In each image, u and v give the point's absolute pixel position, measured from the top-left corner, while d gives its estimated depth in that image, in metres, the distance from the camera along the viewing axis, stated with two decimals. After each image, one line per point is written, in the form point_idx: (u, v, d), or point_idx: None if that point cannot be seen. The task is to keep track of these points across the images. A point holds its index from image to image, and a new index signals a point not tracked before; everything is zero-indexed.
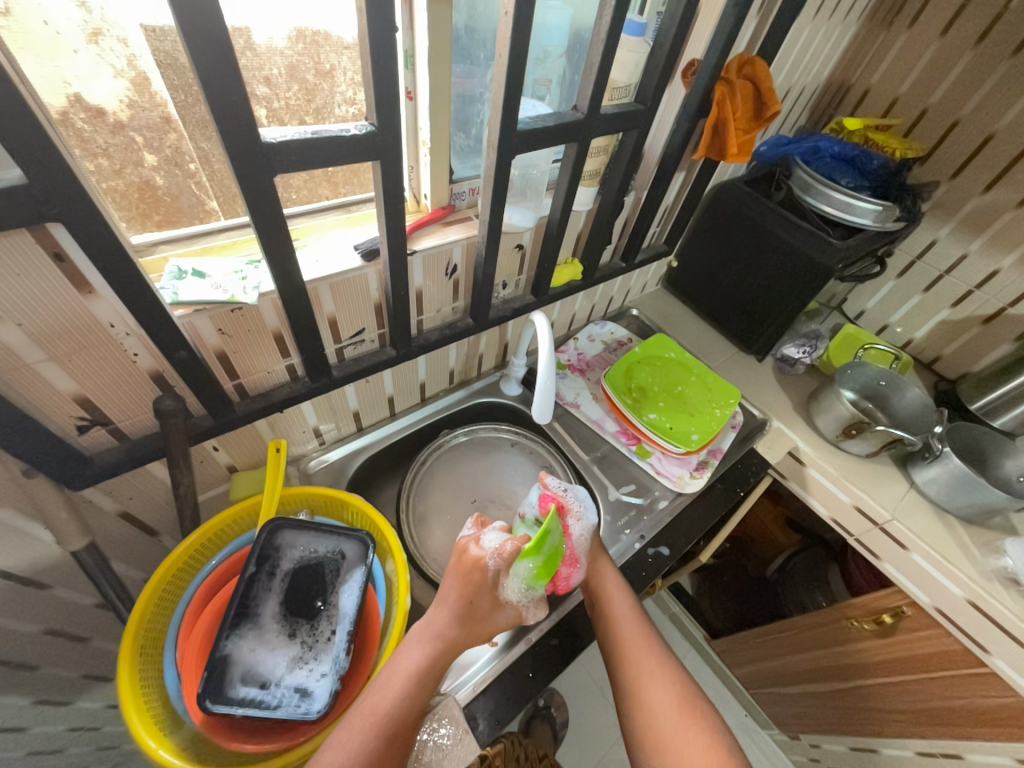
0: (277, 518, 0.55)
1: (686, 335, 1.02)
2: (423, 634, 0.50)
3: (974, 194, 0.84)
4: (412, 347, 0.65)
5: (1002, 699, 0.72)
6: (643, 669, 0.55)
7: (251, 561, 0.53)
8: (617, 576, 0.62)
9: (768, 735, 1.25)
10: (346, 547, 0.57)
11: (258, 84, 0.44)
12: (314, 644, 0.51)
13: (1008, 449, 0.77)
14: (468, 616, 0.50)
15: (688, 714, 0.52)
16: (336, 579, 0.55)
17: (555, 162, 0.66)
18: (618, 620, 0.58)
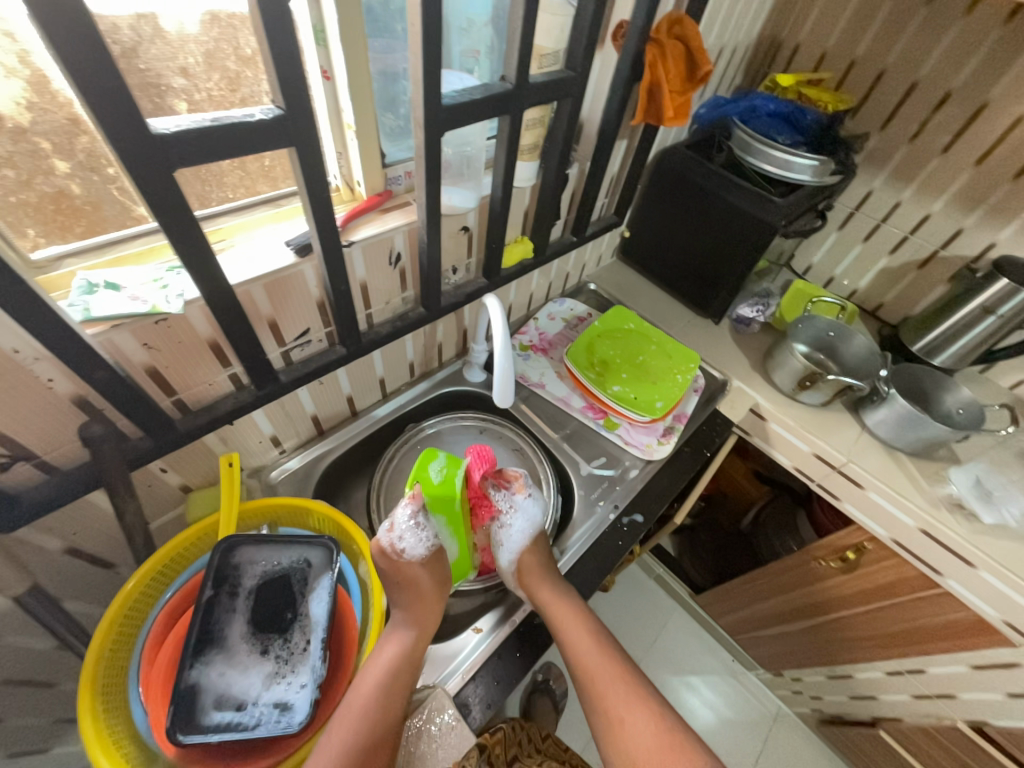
0: (231, 536, 0.52)
1: (644, 305, 1.03)
2: (396, 632, 0.51)
3: (903, 142, 0.87)
4: (363, 343, 0.62)
5: (958, 615, 0.78)
6: (621, 708, 0.54)
7: (208, 585, 0.50)
8: (574, 609, 0.57)
9: (755, 676, 1.33)
10: (312, 555, 0.55)
11: (173, 76, 0.40)
12: (289, 657, 0.50)
13: (948, 385, 0.82)
14: (411, 597, 0.54)
15: (668, 750, 0.51)
16: (304, 589, 0.53)
17: (491, 139, 0.63)
18: (581, 654, 0.57)
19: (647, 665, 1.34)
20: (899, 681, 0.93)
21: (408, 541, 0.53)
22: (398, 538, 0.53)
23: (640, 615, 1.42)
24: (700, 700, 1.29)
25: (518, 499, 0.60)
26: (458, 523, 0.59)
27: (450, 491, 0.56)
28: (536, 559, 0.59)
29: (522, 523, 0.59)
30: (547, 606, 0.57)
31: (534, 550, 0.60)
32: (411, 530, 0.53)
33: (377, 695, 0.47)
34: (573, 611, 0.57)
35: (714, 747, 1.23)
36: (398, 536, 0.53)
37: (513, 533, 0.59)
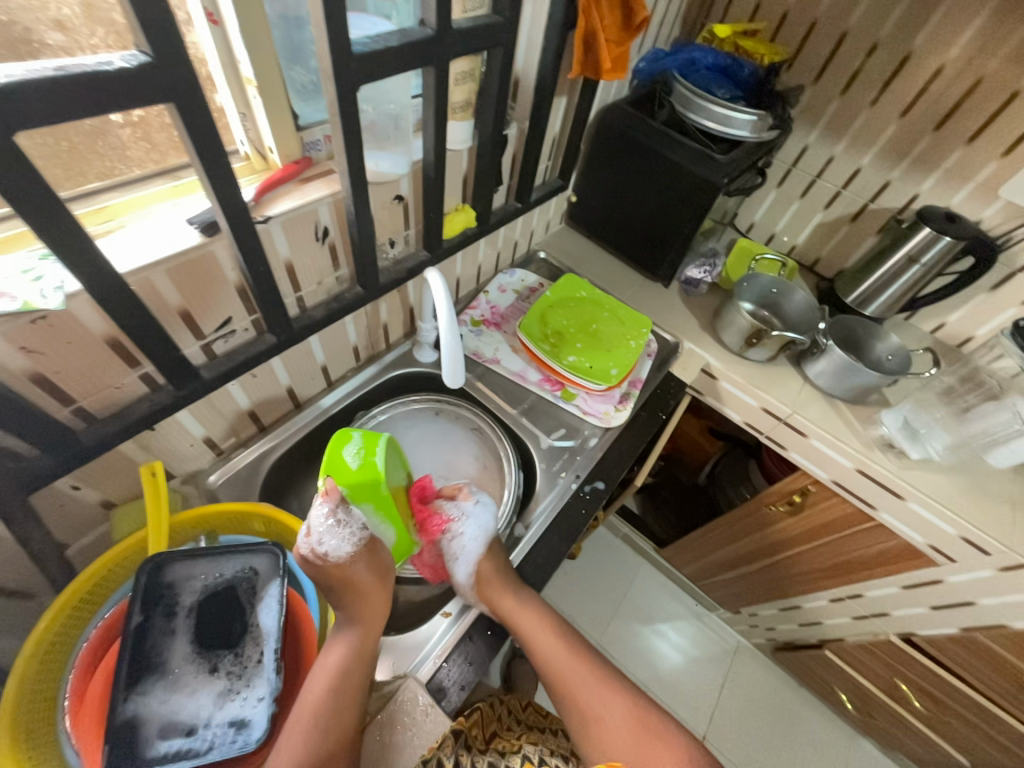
0: (156, 554, 0.47)
1: (595, 271, 1.01)
2: (342, 632, 0.50)
3: (836, 95, 0.88)
4: (295, 329, 0.57)
5: (890, 543, 0.86)
6: (593, 701, 0.56)
7: (139, 610, 0.46)
8: (541, 615, 0.58)
9: (717, 616, 1.42)
10: (257, 562, 0.51)
11: (47, 29, 0.33)
12: (242, 672, 0.46)
13: (878, 333, 0.87)
14: (351, 596, 0.52)
15: (644, 729, 0.54)
16: (253, 598, 0.49)
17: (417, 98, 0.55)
18: (551, 656, 0.58)
19: (618, 619, 1.40)
20: (841, 606, 1.02)
21: (325, 542, 0.50)
22: (317, 540, 0.50)
23: (610, 574, 1.48)
24: (669, 645, 1.38)
25: (466, 508, 0.59)
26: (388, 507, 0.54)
27: (372, 475, 0.51)
28: (495, 567, 0.58)
29: (472, 532, 0.58)
30: (512, 615, 0.56)
31: (490, 557, 0.58)
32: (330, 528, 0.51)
33: (327, 698, 0.45)
34: (541, 618, 0.58)
35: (684, 684, 1.32)
36: (316, 537, 0.50)
37: (466, 542, 0.58)
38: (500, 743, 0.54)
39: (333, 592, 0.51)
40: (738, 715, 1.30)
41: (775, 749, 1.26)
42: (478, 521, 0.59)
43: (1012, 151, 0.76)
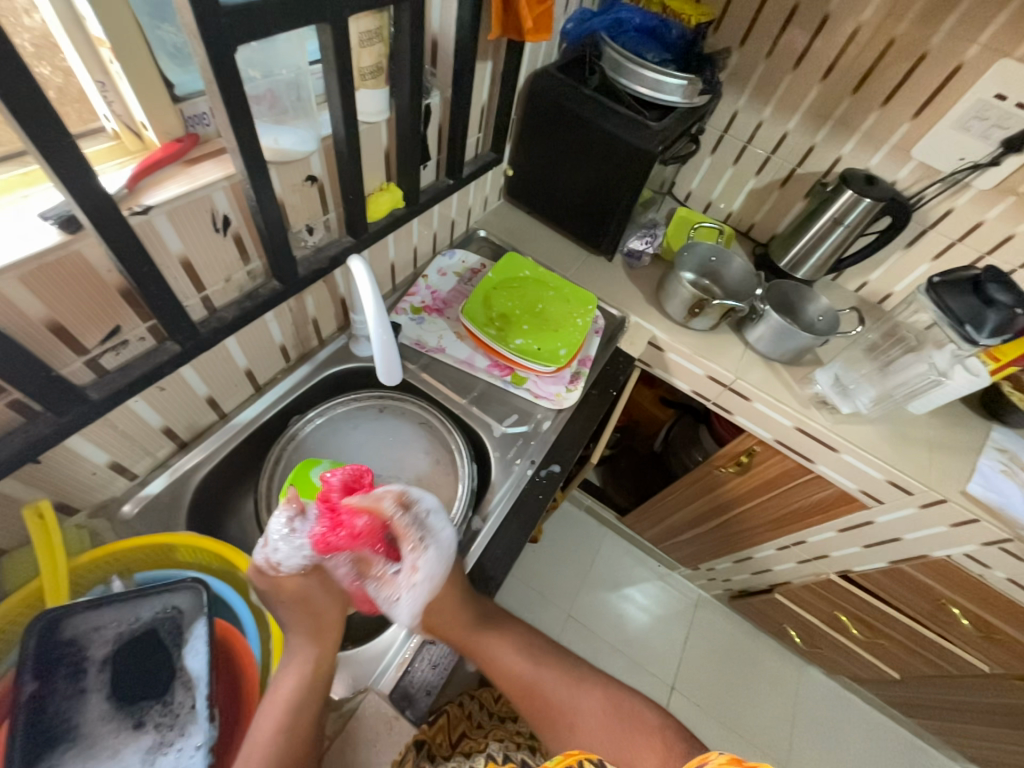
0: (47, 609, 0.42)
1: (538, 248, 0.98)
2: (293, 660, 0.46)
3: (761, 59, 0.88)
4: (203, 334, 0.50)
5: (828, 492, 0.92)
6: (564, 702, 0.53)
7: (36, 675, 0.40)
8: (494, 626, 0.56)
9: (678, 574, 1.50)
10: (178, 600, 0.46)
11: None
12: (173, 722, 0.41)
13: (810, 296, 0.90)
14: (305, 617, 0.48)
15: (619, 717, 0.52)
16: (177, 639, 0.44)
17: (314, 66, 0.50)
18: (514, 669, 0.54)
19: (586, 588, 1.45)
20: (787, 553, 1.09)
21: (279, 550, 0.47)
22: (273, 547, 0.47)
23: (576, 545, 1.51)
24: (635, 606, 1.44)
25: (420, 530, 0.50)
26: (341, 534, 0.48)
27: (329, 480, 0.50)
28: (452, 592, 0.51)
29: (431, 560, 0.50)
30: (467, 635, 0.53)
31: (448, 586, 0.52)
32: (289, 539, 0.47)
33: (277, 736, 0.41)
34: (493, 629, 0.55)
35: (651, 640, 1.39)
36: (273, 543, 0.47)
37: (419, 581, 0.49)
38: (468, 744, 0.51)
39: (285, 614, 0.48)
40: (701, 662, 1.38)
41: (735, 687, 1.36)
42: (434, 539, 0.51)
43: (922, 112, 0.79)
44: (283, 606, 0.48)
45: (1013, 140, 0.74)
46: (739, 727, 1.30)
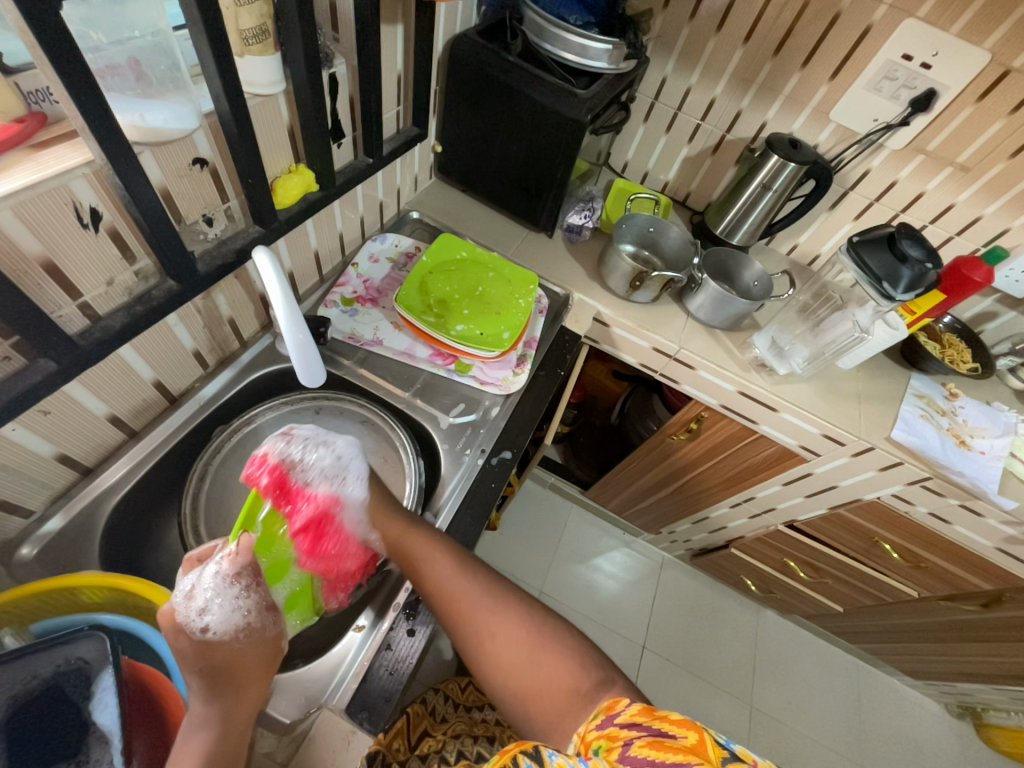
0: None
1: (476, 228, 0.94)
2: (189, 737, 0.37)
3: (685, 21, 0.86)
4: (87, 348, 0.44)
5: (771, 449, 0.96)
6: (485, 620, 0.51)
7: None
8: (429, 533, 0.55)
9: (642, 539, 1.55)
10: (84, 649, 0.40)
11: None
12: None
13: (745, 262, 0.92)
14: (228, 686, 0.40)
15: (539, 646, 0.49)
16: (84, 693, 0.39)
17: (179, 30, 0.44)
18: (440, 581, 0.52)
19: (556, 563, 1.47)
20: (739, 510, 1.14)
21: (212, 609, 0.40)
22: (198, 610, 0.40)
23: (544, 524, 1.53)
24: (604, 575, 1.48)
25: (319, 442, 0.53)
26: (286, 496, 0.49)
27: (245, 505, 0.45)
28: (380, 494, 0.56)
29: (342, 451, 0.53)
30: (399, 541, 0.54)
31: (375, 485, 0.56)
32: (220, 586, 0.41)
33: None
34: (429, 539, 0.54)
35: (621, 605, 1.44)
36: (195, 601, 0.40)
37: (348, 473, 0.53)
38: (427, 744, 0.53)
39: (203, 686, 0.39)
40: (669, 618, 1.45)
41: (701, 638, 1.44)
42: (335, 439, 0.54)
43: (838, 73, 0.81)
44: (200, 677, 0.39)
45: (919, 100, 0.77)
46: (707, 674, 1.39)
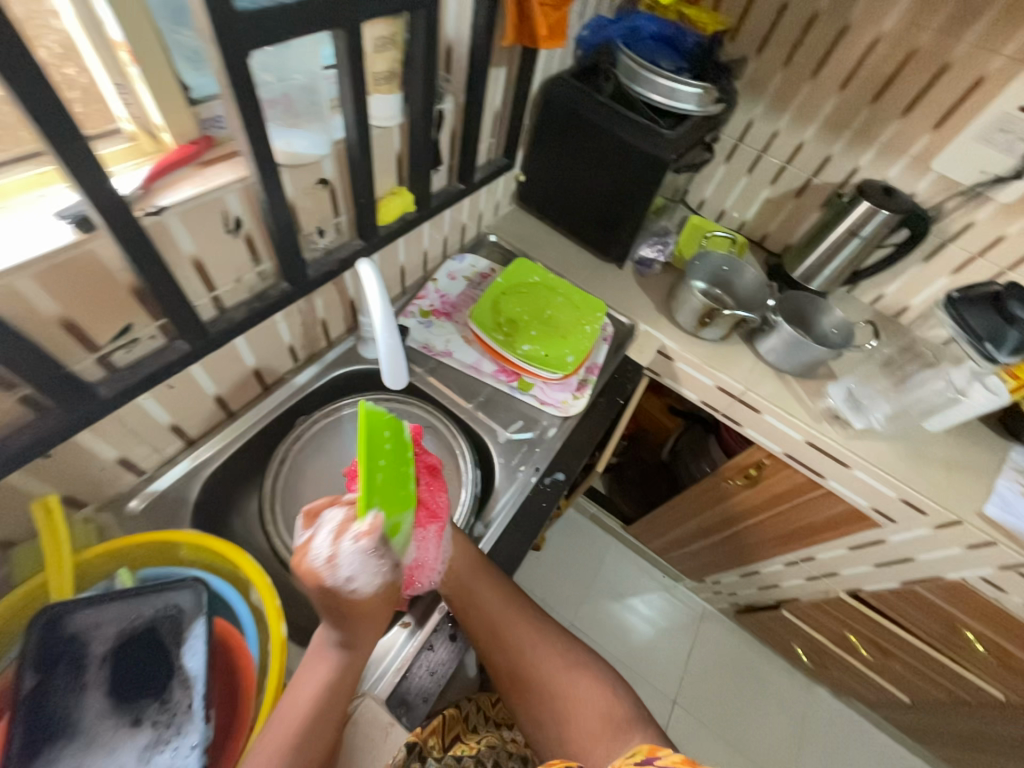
0: (51, 604, 0.42)
1: (548, 255, 0.98)
2: (316, 656, 0.45)
3: (778, 68, 0.87)
4: (213, 335, 0.51)
5: (838, 508, 0.90)
6: (525, 646, 0.55)
7: (28, 673, 0.40)
8: (479, 565, 0.57)
9: (683, 585, 1.47)
10: (181, 599, 0.46)
11: None
12: (170, 721, 0.41)
13: (824, 308, 0.88)
14: (352, 622, 0.44)
15: (575, 671, 0.55)
16: (177, 639, 0.45)
17: (331, 71, 0.49)
18: (490, 610, 0.55)
19: (590, 597, 1.43)
20: (795, 569, 1.07)
21: (359, 578, 0.42)
22: (342, 573, 0.42)
23: (581, 554, 1.50)
24: (639, 617, 1.42)
25: None
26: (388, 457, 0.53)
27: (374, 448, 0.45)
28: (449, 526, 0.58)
29: None
30: (458, 575, 0.56)
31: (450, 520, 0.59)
32: (360, 558, 0.42)
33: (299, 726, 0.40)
34: (480, 570, 0.57)
35: (654, 652, 1.37)
36: (339, 568, 0.42)
37: None
38: (460, 748, 0.52)
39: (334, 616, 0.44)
40: (705, 676, 1.36)
41: (738, 703, 1.33)
42: None
43: (943, 124, 0.78)
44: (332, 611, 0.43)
45: None
46: (743, 745, 1.28)
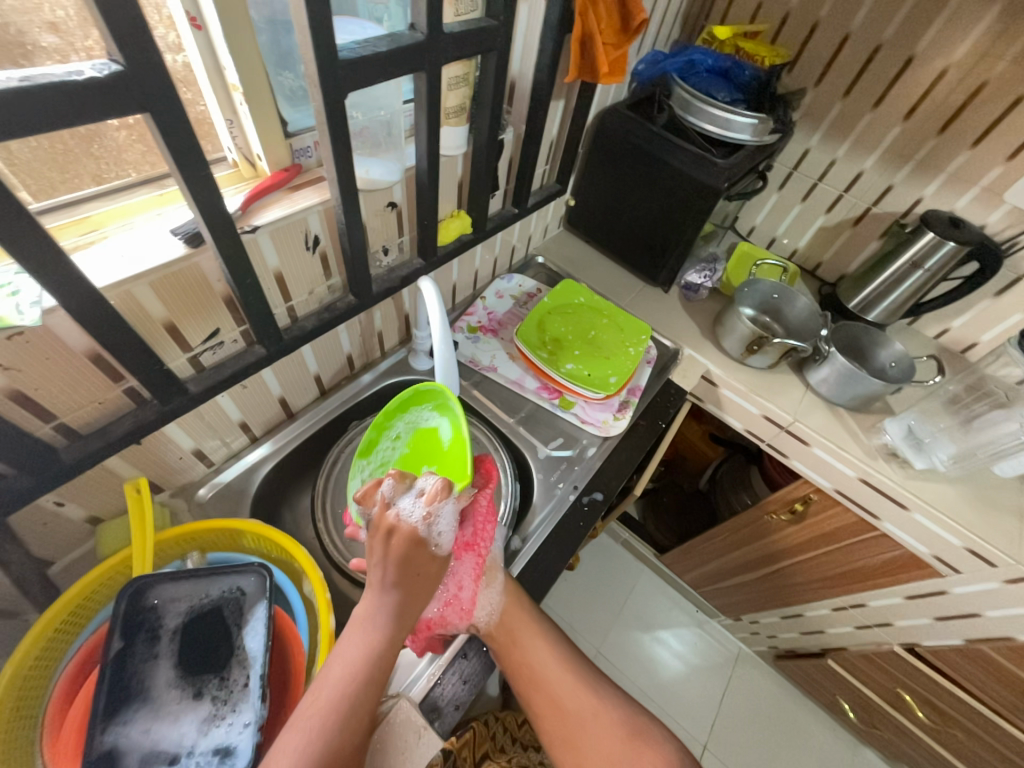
0: (137, 578, 0.47)
1: (594, 277, 1.00)
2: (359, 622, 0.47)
3: (837, 99, 0.87)
4: (286, 341, 0.55)
5: (894, 553, 0.84)
6: (581, 716, 0.55)
7: (116, 636, 0.46)
8: (533, 629, 0.58)
9: (717, 622, 1.41)
10: (244, 582, 0.50)
11: (41, 33, 0.34)
12: (228, 697, 0.45)
13: (882, 340, 0.85)
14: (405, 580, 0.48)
15: (635, 746, 0.53)
16: (239, 620, 0.49)
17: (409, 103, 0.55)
18: (542, 674, 0.57)
19: (618, 625, 1.39)
20: (843, 616, 1.00)
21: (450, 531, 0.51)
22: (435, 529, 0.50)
23: (610, 580, 1.46)
24: (669, 652, 1.36)
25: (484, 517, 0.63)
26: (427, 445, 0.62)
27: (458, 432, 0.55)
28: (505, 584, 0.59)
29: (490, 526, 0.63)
30: (511, 637, 0.57)
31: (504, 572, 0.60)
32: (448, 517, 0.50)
33: (343, 689, 0.43)
34: (533, 635, 0.58)
35: (684, 691, 1.31)
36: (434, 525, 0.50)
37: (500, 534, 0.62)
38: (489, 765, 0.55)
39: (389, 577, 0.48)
40: (739, 723, 1.28)
41: (775, 758, 1.24)
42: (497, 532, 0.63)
43: (1017, 155, 0.75)
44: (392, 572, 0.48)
45: None
46: None
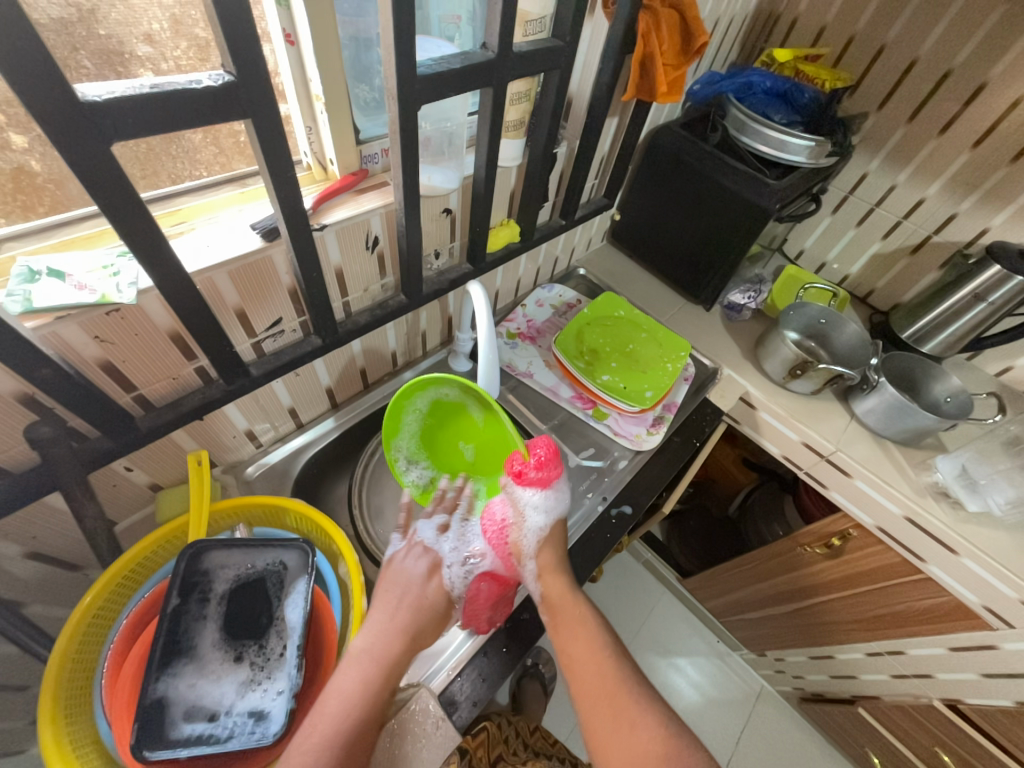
0: (195, 543, 0.50)
1: (634, 291, 1.00)
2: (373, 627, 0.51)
3: (901, 124, 0.85)
4: (340, 333, 0.59)
5: (937, 599, 0.80)
6: (618, 713, 0.49)
7: (174, 594, 0.49)
8: (576, 604, 0.57)
9: (739, 656, 1.35)
10: (287, 557, 0.54)
11: (137, 43, 0.38)
12: (265, 664, 0.49)
13: (937, 374, 0.81)
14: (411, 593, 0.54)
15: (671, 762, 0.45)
16: (280, 593, 0.52)
17: (473, 114, 0.59)
18: (579, 656, 0.54)
19: (634, 648, 1.36)
20: (877, 662, 0.95)
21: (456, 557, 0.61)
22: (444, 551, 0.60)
23: (629, 599, 1.43)
24: (685, 680, 1.32)
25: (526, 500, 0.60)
26: (453, 419, 0.67)
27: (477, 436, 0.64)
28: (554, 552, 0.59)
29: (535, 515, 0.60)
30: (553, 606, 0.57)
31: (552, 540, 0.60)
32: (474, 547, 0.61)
33: (358, 690, 0.46)
34: (576, 611, 0.56)
35: (699, 724, 1.26)
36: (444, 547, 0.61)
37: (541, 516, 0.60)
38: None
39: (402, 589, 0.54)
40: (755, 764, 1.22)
41: None
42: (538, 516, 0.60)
43: None
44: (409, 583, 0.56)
45: None
46: None
